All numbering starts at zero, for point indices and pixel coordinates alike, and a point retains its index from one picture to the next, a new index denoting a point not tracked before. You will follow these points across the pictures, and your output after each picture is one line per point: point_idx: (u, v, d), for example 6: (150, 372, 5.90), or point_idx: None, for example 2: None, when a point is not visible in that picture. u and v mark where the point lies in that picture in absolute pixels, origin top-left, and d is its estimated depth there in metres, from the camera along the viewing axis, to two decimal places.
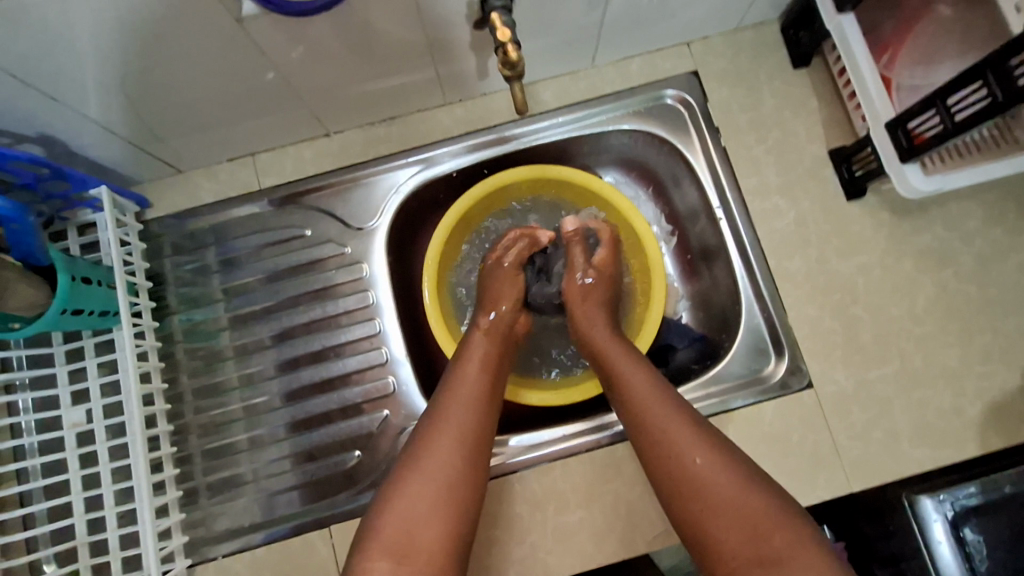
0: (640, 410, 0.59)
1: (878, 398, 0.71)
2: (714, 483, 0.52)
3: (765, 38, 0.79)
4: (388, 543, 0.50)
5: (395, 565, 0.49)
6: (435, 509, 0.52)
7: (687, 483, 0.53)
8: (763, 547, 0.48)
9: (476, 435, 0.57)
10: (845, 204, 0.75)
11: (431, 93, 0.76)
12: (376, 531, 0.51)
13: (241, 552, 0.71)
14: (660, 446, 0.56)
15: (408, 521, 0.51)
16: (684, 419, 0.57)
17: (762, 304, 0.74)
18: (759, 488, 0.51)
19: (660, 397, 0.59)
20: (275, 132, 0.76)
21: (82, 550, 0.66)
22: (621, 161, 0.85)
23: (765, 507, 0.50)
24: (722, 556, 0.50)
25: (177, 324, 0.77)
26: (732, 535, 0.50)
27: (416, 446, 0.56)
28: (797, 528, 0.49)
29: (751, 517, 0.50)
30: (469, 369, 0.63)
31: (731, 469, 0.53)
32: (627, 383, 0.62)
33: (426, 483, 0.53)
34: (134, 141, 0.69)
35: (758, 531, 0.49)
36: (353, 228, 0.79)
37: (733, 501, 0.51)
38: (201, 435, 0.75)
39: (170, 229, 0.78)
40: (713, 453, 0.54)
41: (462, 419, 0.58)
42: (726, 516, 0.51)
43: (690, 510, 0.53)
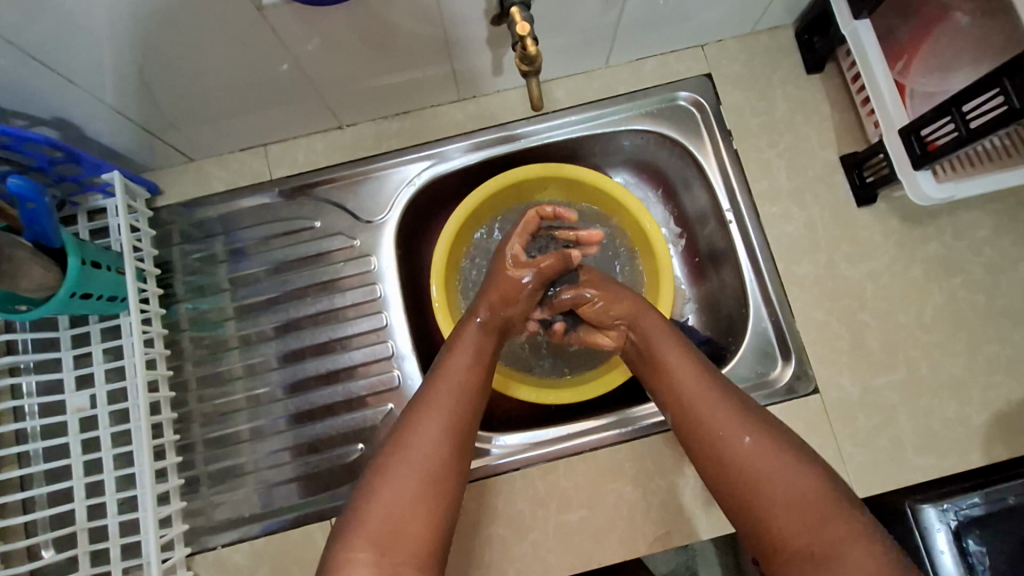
0: (684, 397, 0.59)
1: (885, 406, 0.71)
2: (764, 472, 0.52)
3: (780, 43, 0.79)
4: (376, 529, 0.50)
5: (379, 553, 0.49)
6: (419, 498, 0.52)
7: (736, 471, 0.53)
8: (814, 538, 0.49)
9: (464, 426, 0.57)
10: (856, 210, 0.75)
11: (445, 88, 0.77)
12: (362, 517, 0.50)
13: (240, 543, 0.71)
14: (706, 433, 0.56)
15: (396, 508, 0.51)
16: (734, 406, 0.56)
17: (769, 308, 0.74)
18: (811, 474, 0.52)
19: (705, 383, 0.59)
20: (288, 122, 0.76)
21: (82, 535, 0.66)
22: (631, 162, 0.85)
23: (818, 499, 0.50)
24: (770, 541, 0.51)
25: (183, 312, 0.77)
26: (785, 524, 0.50)
27: (402, 433, 0.55)
28: (850, 520, 0.49)
29: (804, 507, 0.50)
30: (460, 357, 0.62)
31: (780, 457, 0.53)
32: (666, 368, 0.61)
33: (412, 476, 0.52)
34: (148, 127, 0.69)
35: (812, 519, 0.50)
36: (362, 221, 0.79)
37: (789, 489, 0.51)
38: (204, 424, 0.75)
39: (179, 217, 0.78)
40: (767, 444, 0.53)
41: (452, 409, 0.58)
42: (777, 504, 0.51)
43: (741, 495, 0.53)
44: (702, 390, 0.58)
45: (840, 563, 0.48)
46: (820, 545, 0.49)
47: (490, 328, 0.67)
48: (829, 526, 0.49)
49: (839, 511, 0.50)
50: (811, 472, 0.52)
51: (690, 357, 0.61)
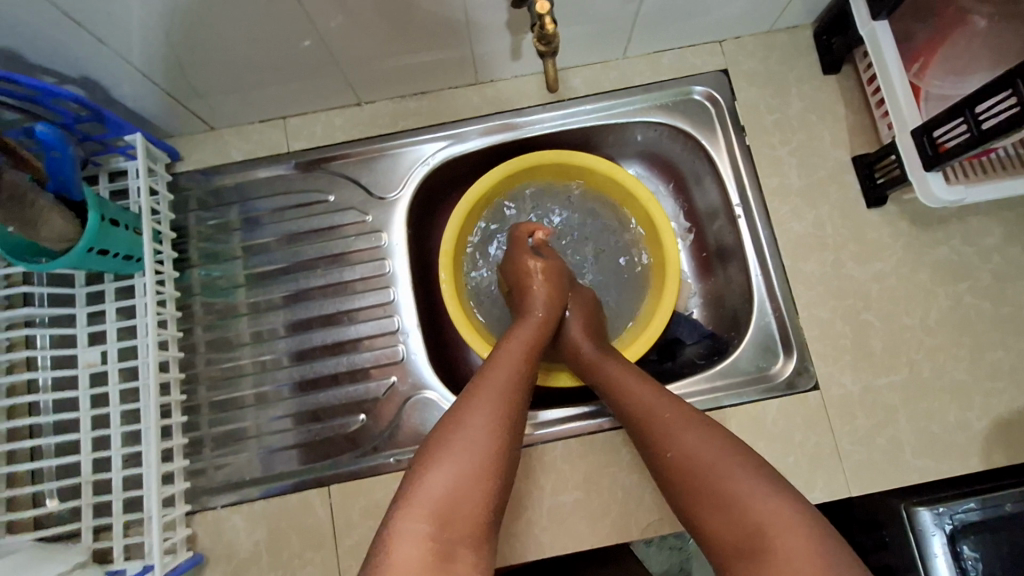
0: (637, 406, 0.63)
1: (884, 406, 0.71)
2: (700, 468, 0.55)
3: (798, 42, 0.80)
4: (433, 504, 0.50)
5: (436, 530, 0.48)
6: (479, 476, 0.52)
7: (677, 474, 0.57)
8: (746, 534, 0.50)
9: (519, 413, 0.59)
10: (866, 211, 0.75)
11: (463, 71, 0.78)
12: (420, 491, 0.50)
13: (238, 504, 0.72)
14: (654, 438, 0.60)
15: (457, 484, 0.51)
16: (673, 412, 0.61)
17: (774, 302, 0.75)
18: (748, 470, 0.53)
19: (655, 393, 0.64)
20: (308, 96, 0.78)
21: (87, 487, 0.68)
22: (644, 154, 0.86)
23: (752, 492, 0.51)
24: (714, 542, 0.53)
25: (196, 277, 0.79)
26: (718, 523, 0.52)
27: (458, 415, 0.56)
28: (784, 512, 0.49)
29: (734, 505, 0.51)
30: (514, 347, 0.65)
31: (718, 454, 0.55)
32: (623, 381, 0.67)
33: (468, 454, 0.52)
34: (172, 93, 0.71)
35: (743, 513, 0.51)
36: (375, 197, 0.80)
37: (725, 484, 0.53)
38: (210, 387, 0.76)
39: (197, 184, 0.80)
40: (704, 442, 0.57)
41: (511, 396, 0.59)
42: (709, 502, 0.53)
43: (687, 497, 0.55)
44: (656, 396, 0.63)
45: (772, 553, 0.48)
46: (755, 542, 0.49)
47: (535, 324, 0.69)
48: (757, 514, 0.50)
49: (770, 500, 0.50)
50: (750, 468, 0.53)
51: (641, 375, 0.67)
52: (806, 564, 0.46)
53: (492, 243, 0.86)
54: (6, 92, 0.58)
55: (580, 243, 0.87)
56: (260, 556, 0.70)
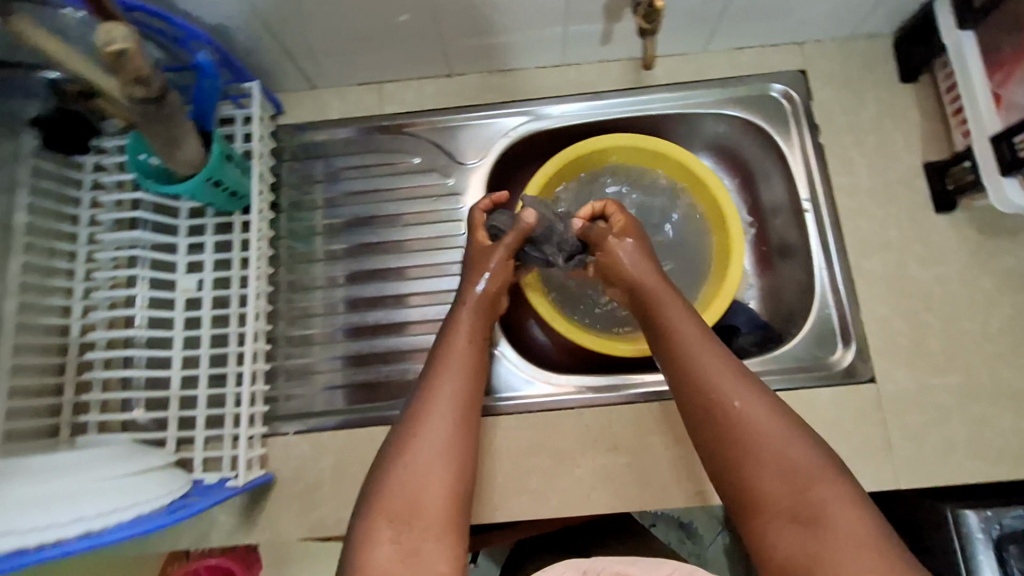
0: (692, 358, 0.61)
1: (938, 405, 0.72)
2: (754, 434, 0.57)
3: (877, 50, 0.82)
4: (395, 504, 0.54)
5: (398, 529, 0.53)
6: (436, 471, 0.56)
7: (727, 434, 0.58)
8: (804, 500, 0.54)
9: (472, 401, 0.62)
10: (933, 215, 0.77)
11: (552, 51, 0.82)
12: (382, 495, 0.55)
13: (306, 433, 0.77)
14: (708, 392, 0.60)
15: (415, 483, 0.56)
16: (732, 366, 0.61)
17: (835, 295, 0.77)
18: (797, 436, 0.56)
19: (712, 344, 0.62)
20: (405, 63, 0.83)
21: (174, 401, 0.73)
22: (714, 147, 0.89)
23: (807, 460, 0.55)
24: (760, 501, 0.55)
25: (285, 222, 0.85)
26: (774, 486, 0.55)
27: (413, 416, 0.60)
28: (837, 479, 0.54)
29: (795, 471, 0.55)
30: (463, 330, 0.66)
31: (770, 419, 0.57)
32: (674, 328, 0.64)
33: (422, 453, 0.57)
34: (288, 49, 0.77)
35: (801, 479, 0.54)
36: (457, 163, 0.85)
37: (780, 450, 0.56)
38: (289, 323, 0.82)
39: (294, 137, 0.86)
40: (759, 406, 0.58)
41: (463, 388, 0.62)
42: (765, 468, 0.56)
43: (737, 452, 0.57)
44: (703, 349, 0.62)
45: (829, 520, 0.52)
46: (812, 508, 0.53)
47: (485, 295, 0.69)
48: (812, 482, 0.54)
49: (820, 467, 0.55)
50: (798, 434, 0.56)
51: (695, 320, 0.65)
52: (863, 528, 0.51)
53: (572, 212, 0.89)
54: (158, 31, 0.65)
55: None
56: (325, 482, 0.75)
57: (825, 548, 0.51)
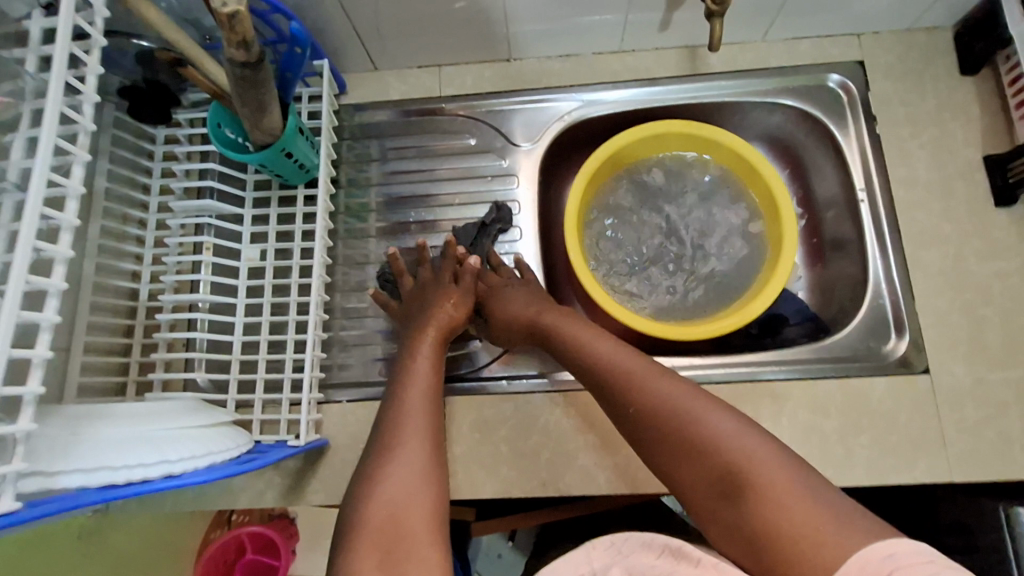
0: (608, 370, 0.64)
1: (994, 399, 0.71)
2: (667, 425, 0.57)
3: (938, 43, 0.82)
4: (370, 532, 0.50)
5: (383, 554, 0.48)
6: (406, 492, 0.52)
7: (649, 432, 0.58)
8: (724, 472, 0.52)
9: (437, 426, 0.61)
10: (993, 209, 0.76)
11: (609, 38, 0.84)
12: (358, 521, 0.50)
13: (358, 402, 0.79)
14: (630, 399, 0.60)
15: (387, 509, 0.51)
16: (642, 367, 0.62)
17: (889, 286, 0.76)
18: (701, 410, 0.56)
19: (625, 352, 0.65)
20: (466, 47, 0.85)
21: (235, 364, 0.76)
22: (766, 138, 0.90)
23: (717, 430, 0.54)
24: (695, 489, 0.54)
25: (343, 199, 0.88)
26: (696, 470, 0.54)
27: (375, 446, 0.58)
28: (748, 443, 0.52)
29: (706, 445, 0.53)
30: (422, 366, 0.67)
31: (674, 403, 0.57)
32: (584, 341, 0.68)
33: (390, 474, 0.54)
34: (356, 29, 0.80)
35: (713, 450, 0.53)
36: (511, 145, 0.87)
37: (692, 430, 0.55)
38: (344, 297, 0.84)
39: (354, 117, 0.89)
40: (661, 394, 0.59)
41: (426, 415, 0.61)
42: (686, 455, 0.55)
43: (672, 450, 0.56)
44: (605, 354, 0.65)
45: (750, 484, 0.50)
46: (732, 477, 0.51)
47: (438, 338, 0.71)
48: (725, 450, 0.52)
49: (727, 433, 0.53)
50: (701, 408, 0.56)
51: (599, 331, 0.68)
52: (783, 484, 0.49)
53: (636, 190, 0.90)
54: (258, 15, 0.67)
55: (678, 224, 0.89)
56: None
57: (781, 521, 0.47)
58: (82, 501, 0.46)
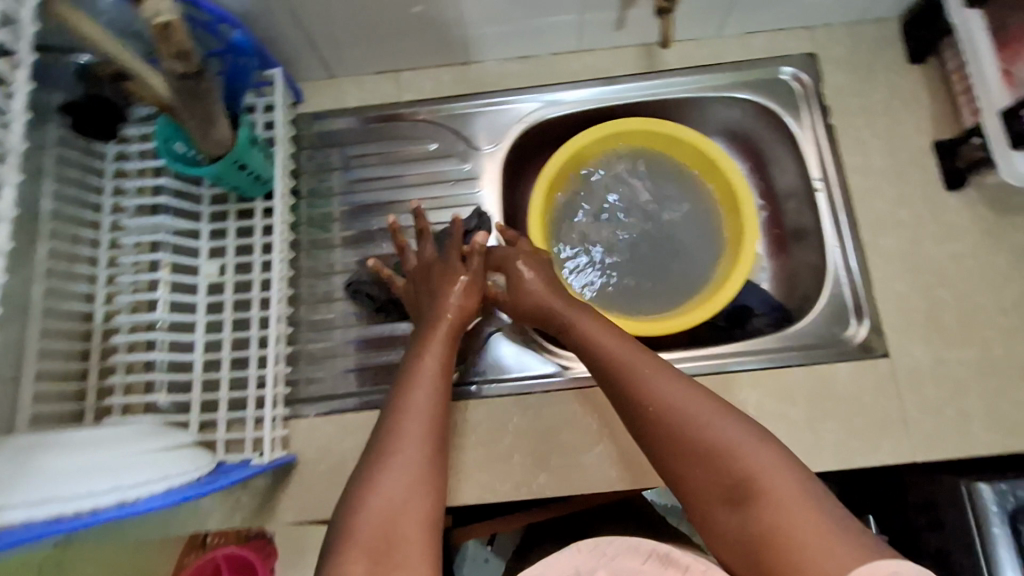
0: (624, 368, 0.63)
1: (954, 378, 0.73)
2: (677, 426, 0.57)
3: (886, 33, 0.84)
4: (365, 536, 0.50)
5: (374, 560, 0.49)
6: (405, 498, 0.53)
7: (657, 430, 0.58)
8: (732, 481, 0.52)
9: (442, 425, 0.60)
10: (945, 193, 0.78)
11: (566, 37, 0.84)
12: (353, 523, 0.51)
13: (328, 415, 0.77)
14: (637, 396, 0.61)
15: (383, 515, 0.52)
16: (654, 365, 0.62)
17: (849, 272, 0.78)
18: (718, 417, 0.56)
19: (639, 352, 0.64)
20: (424, 51, 0.85)
21: (196, 384, 0.73)
22: (726, 132, 0.91)
23: (730, 439, 0.54)
24: (699, 493, 0.55)
25: (304, 210, 0.86)
26: (704, 475, 0.54)
27: (378, 442, 0.58)
28: (761, 455, 0.52)
29: (718, 453, 0.54)
30: (432, 357, 0.66)
31: (689, 407, 0.57)
32: (597, 339, 0.67)
33: (391, 476, 0.54)
34: (309, 37, 0.79)
35: (724, 458, 0.53)
36: (473, 148, 0.87)
37: (704, 436, 0.55)
38: (309, 308, 0.83)
39: (312, 126, 0.88)
40: (676, 397, 0.59)
41: (430, 415, 0.60)
42: (695, 458, 0.55)
43: (677, 449, 0.57)
44: (621, 351, 0.65)
45: (757, 497, 0.51)
46: (740, 487, 0.52)
47: (449, 334, 0.69)
48: (737, 460, 0.53)
49: (742, 443, 0.53)
50: (719, 415, 0.56)
51: (615, 331, 0.68)
52: (794, 498, 0.49)
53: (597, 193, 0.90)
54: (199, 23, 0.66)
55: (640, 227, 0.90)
56: (348, 463, 0.75)
57: (782, 529, 0.48)
58: (28, 533, 0.44)
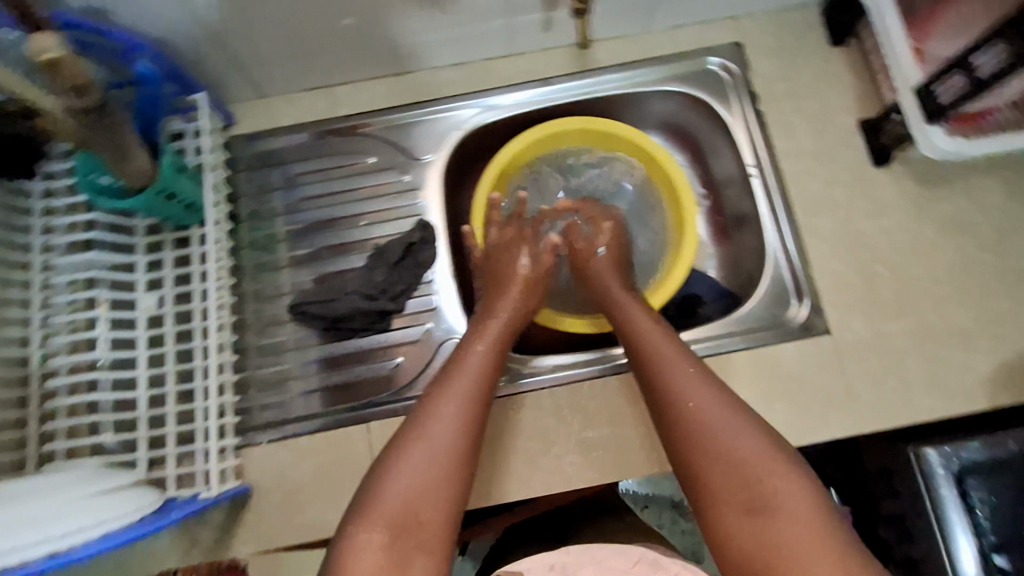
0: (657, 362, 0.66)
1: (893, 349, 0.75)
2: (706, 424, 0.59)
3: (807, 18, 0.86)
4: (389, 515, 0.53)
5: (393, 536, 0.53)
6: (433, 482, 0.56)
7: (681, 421, 0.61)
8: (751, 491, 0.55)
9: (481, 415, 0.62)
10: (873, 170, 0.81)
11: (496, 42, 0.84)
12: (379, 501, 0.54)
13: (283, 440, 0.76)
14: (665, 385, 0.63)
15: (409, 497, 0.54)
16: (694, 367, 0.64)
17: (787, 255, 0.79)
18: (750, 428, 0.58)
19: (678, 351, 0.66)
20: (355, 64, 0.84)
21: (142, 421, 0.72)
22: (663, 125, 0.92)
23: (757, 452, 0.56)
24: (713, 493, 0.57)
25: (245, 233, 0.85)
26: (723, 478, 0.56)
27: (417, 420, 0.60)
28: (783, 471, 0.55)
29: (743, 463, 0.56)
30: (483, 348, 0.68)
31: (723, 413, 0.59)
32: (643, 337, 0.69)
33: (424, 457, 0.57)
34: (234, 58, 0.78)
35: (748, 469, 0.56)
36: (412, 159, 0.86)
37: (731, 443, 0.57)
38: (257, 333, 0.81)
39: (246, 147, 0.86)
40: (712, 402, 0.60)
41: (473, 402, 0.62)
42: (717, 458, 0.57)
43: (698, 444, 0.59)
44: (665, 346, 0.67)
45: (774, 511, 0.54)
46: (758, 500, 0.54)
47: (506, 329, 0.71)
48: (759, 473, 0.55)
49: (769, 458, 0.56)
50: (750, 427, 0.58)
51: (665, 331, 0.69)
52: (804, 520, 0.52)
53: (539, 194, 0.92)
54: (101, 50, 0.67)
55: None
56: (305, 487, 0.74)
57: (776, 542, 0.52)
58: None
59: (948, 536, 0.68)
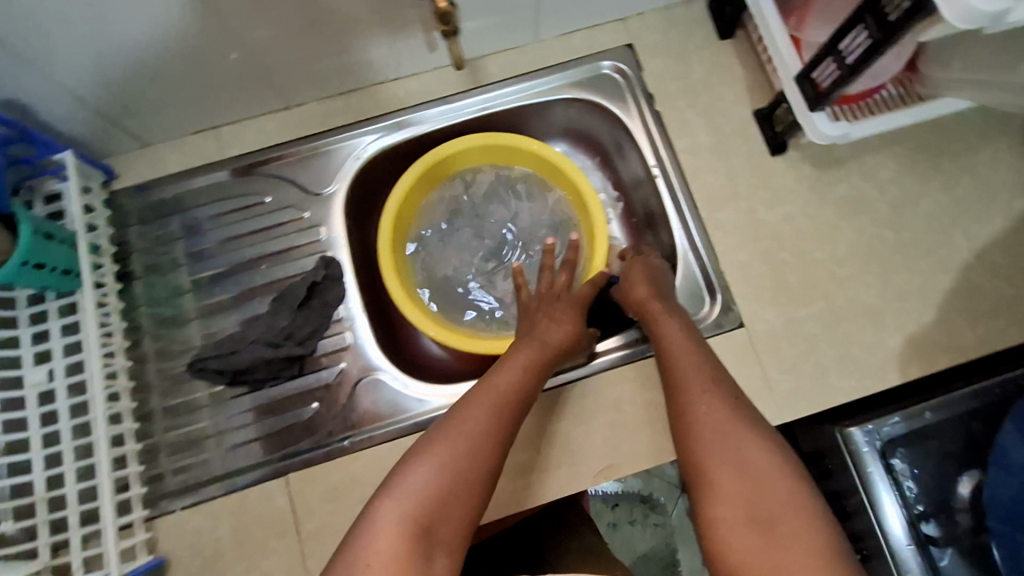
0: (676, 366, 0.64)
1: (806, 334, 0.76)
2: (721, 424, 0.57)
3: (694, 13, 0.86)
4: (410, 505, 0.50)
5: (416, 526, 0.49)
6: (464, 473, 0.53)
7: (696, 422, 0.58)
8: (760, 502, 0.51)
9: (513, 421, 0.60)
10: (770, 158, 0.81)
11: (384, 67, 0.81)
12: (405, 484, 0.52)
13: (200, 504, 0.72)
14: (682, 390, 0.62)
15: (437, 487, 0.52)
16: (714, 373, 0.63)
17: (696, 253, 0.80)
18: (761, 437, 0.55)
19: (700, 358, 0.65)
20: (239, 103, 0.80)
21: (40, 506, 0.67)
22: (567, 132, 0.91)
23: (767, 459, 0.54)
24: (721, 502, 0.52)
25: (140, 290, 0.80)
26: (733, 484, 0.53)
27: (455, 413, 0.58)
28: (792, 481, 0.52)
29: (754, 470, 0.53)
30: (520, 356, 0.66)
31: (737, 416, 0.57)
32: (669, 349, 0.67)
33: (459, 444, 0.55)
34: (103, 111, 0.74)
35: (758, 474, 0.53)
36: (311, 193, 0.83)
37: (740, 447, 0.55)
38: (163, 394, 0.77)
39: (133, 199, 0.82)
40: (727, 407, 0.58)
41: (510, 404, 0.60)
42: (729, 458, 0.54)
43: (709, 444, 0.56)
44: (690, 356, 0.65)
45: (780, 524, 0.49)
46: (766, 512, 0.50)
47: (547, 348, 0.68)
48: (770, 479, 0.52)
49: (780, 467, 0.53)
50: (764, 435, 0.56)
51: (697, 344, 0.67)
52: (811, 532, 0.49)
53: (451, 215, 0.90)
54: None
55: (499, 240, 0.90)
56: (227, 550, 0.71)
57: (773, 555, 0.48)
58: None
59: (878, 511, 0.68)
